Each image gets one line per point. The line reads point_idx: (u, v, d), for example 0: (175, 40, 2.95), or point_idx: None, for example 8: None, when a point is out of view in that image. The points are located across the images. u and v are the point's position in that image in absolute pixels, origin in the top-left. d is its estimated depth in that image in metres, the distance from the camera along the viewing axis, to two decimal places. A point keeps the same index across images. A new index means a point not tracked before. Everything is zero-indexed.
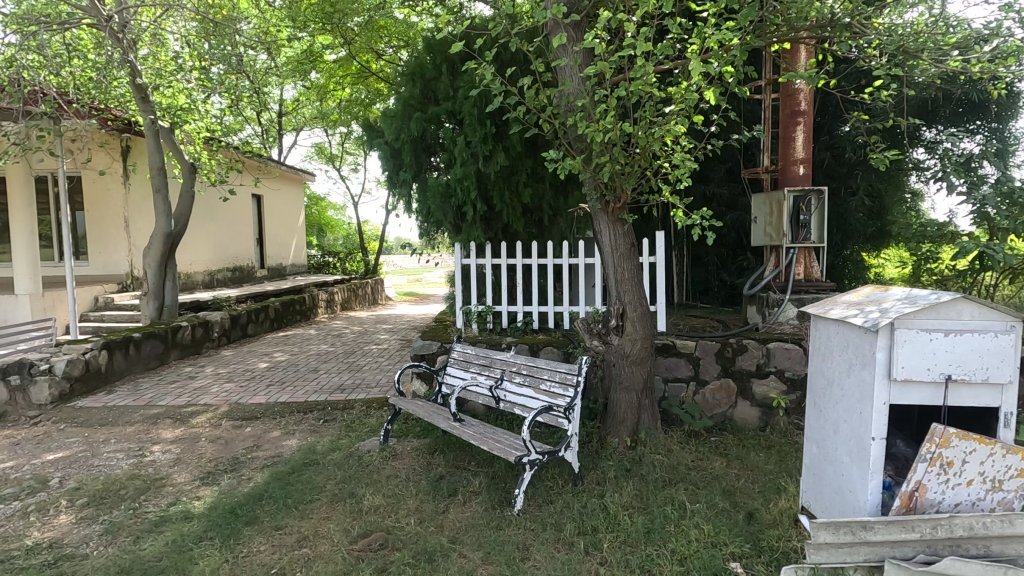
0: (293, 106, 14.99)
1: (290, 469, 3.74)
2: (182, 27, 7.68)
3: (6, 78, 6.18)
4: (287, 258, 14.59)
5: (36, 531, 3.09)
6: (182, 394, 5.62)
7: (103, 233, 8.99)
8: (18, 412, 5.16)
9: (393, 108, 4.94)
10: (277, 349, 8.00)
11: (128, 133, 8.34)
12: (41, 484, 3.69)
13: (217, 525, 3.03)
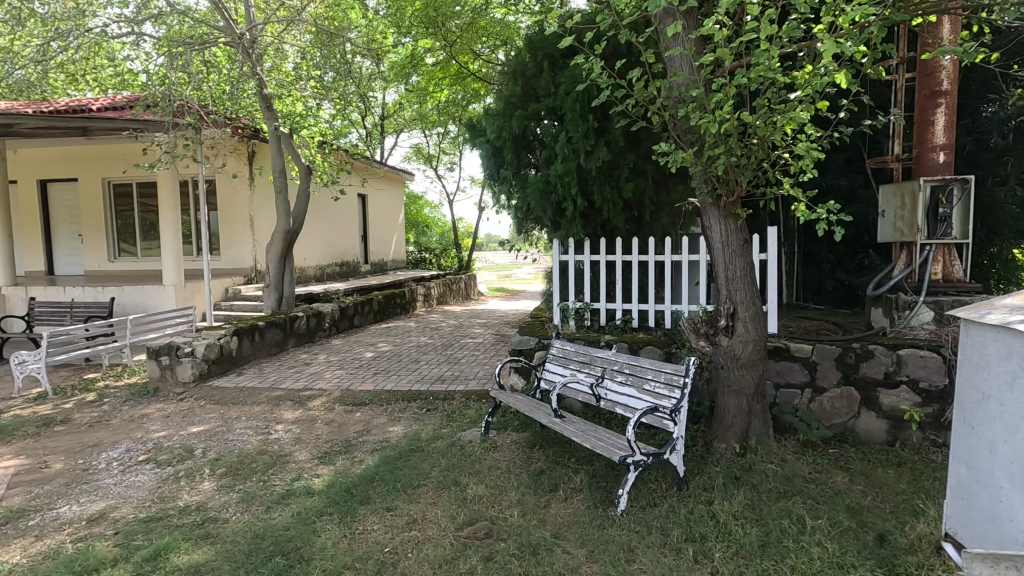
0: (394, 109, 15.71)
1: (397, 454, 3.94)
2: (299, 40, 8.31)
3: (161, 95, 7.04)
4: (388, 254, 15.38)
5: (186, 494, 3.50)
6: (299, 379, 6.11)
7: (233, 231, 9.98)
8: (168, 388, 5.87)
9: (495, 107, 5.03)
10: (380, 339, 8.47)
11: (255, 140, 9.22)
12: (188, 453, 4.17)
13: (336, 502, 3.26)
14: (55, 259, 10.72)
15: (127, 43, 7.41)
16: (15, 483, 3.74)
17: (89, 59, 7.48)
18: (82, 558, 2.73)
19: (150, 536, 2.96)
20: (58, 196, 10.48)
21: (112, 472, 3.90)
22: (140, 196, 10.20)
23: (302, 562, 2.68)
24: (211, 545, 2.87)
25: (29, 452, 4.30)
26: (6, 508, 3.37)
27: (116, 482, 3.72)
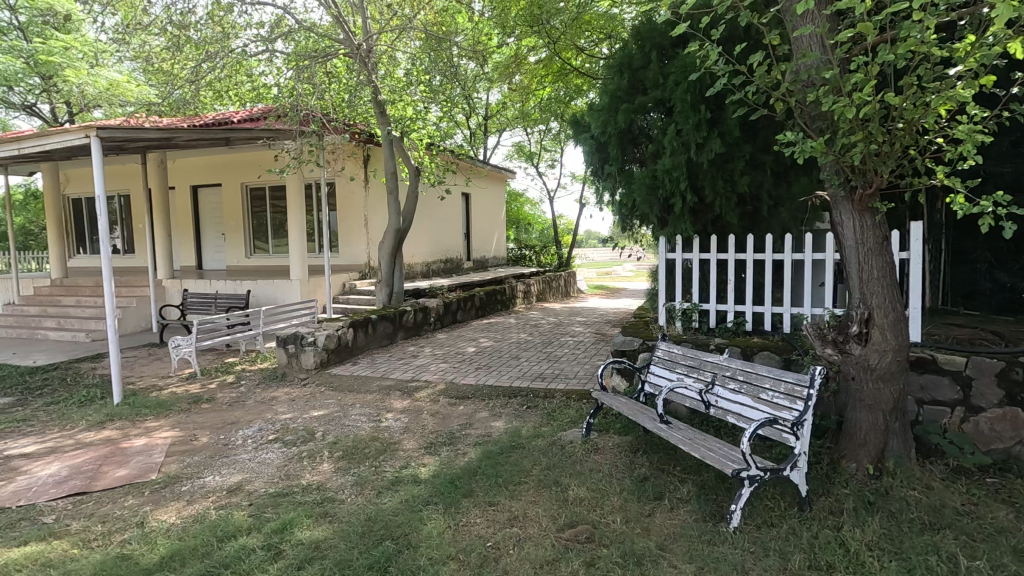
0: (497, 109, 16.00)
1: (499, 449, 3.99)
2: (410, 48, 8.71)
3: (290, 105, 7.71)
4: (489, 251, 15.73)
5: (309, 473, 3.79)
6: (407, 370, 6.43)
7: (350, 230, 10.71)
8: (294, 373, 6.42)
9: (600, 102, 4.92)
10: (482, 334, 8.67)
11: (370, 144, 9.81)
12: (310, 435, 4.53)
13: (441, 492, 3.36)
14: (203, 255, 12.12)
15: (262, 61, 8.18)
16: (172, 452, 4.28)
17: (232, 77, 8.35)
18: (223, 524, 3.06)
19: (279, 510, 3.24)
20: (206, 200, 11.87)
21: (247, 448, 4.33)
22: (272, 199, 11.27)
23: (410, 548, 2.79)
24: (330, 523, 3.09)
25: (182, 425, 4.90)
26: (165, 474, 3.85)
27: (250, 457, 4.12)
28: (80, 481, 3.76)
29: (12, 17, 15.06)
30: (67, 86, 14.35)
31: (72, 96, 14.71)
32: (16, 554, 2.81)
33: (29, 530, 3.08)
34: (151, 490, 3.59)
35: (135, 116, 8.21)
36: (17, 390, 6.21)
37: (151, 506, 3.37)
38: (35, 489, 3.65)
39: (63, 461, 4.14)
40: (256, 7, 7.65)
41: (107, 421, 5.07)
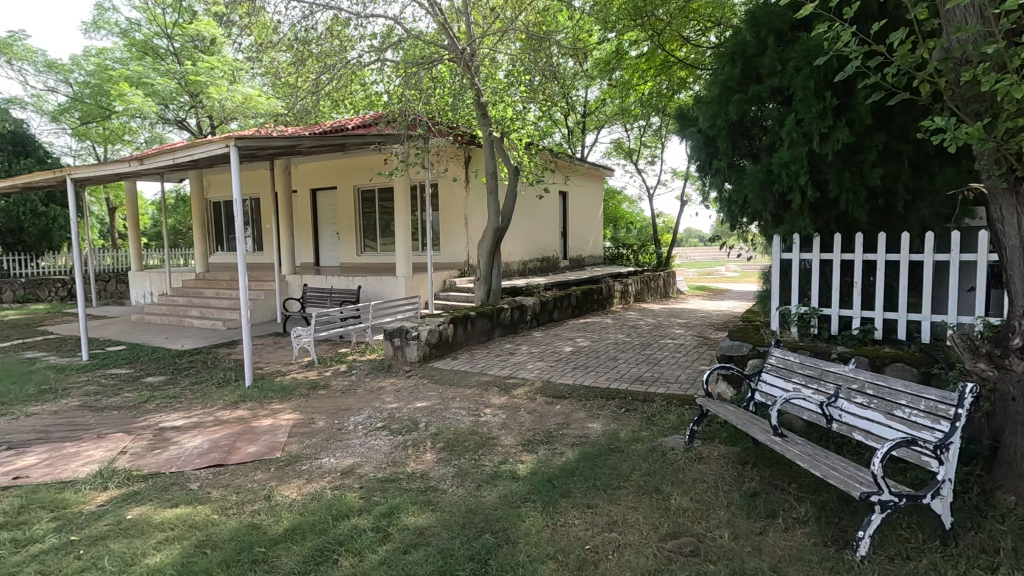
0: (596, 106, 15.80)
1: (597, 451, 3.93)
2: (510, 49, 8.83)
3: (400, 111, 8.16)
4: (586, 249, 15.58)
5: (413, 462, 3.97)
6: (505, 367, 6.54)
7: (451, 229, 11.10)
8: (399, 365, 6.76)
9: (708, 93, 4.68)
10: (578, 334, 8.61)
11: (472, 145, 10.09)
12: (414, 425, 4.74)
13: (539, 490, 3.37)
14: (320, 253, 13.14)
15: (374, 70, 8.67)
16: (293, 433, 4.67)
17: (347, 87, 8.95)
18: (338, 504, 3.29)
19: (386, 495, 3.42)
20: (323, 202, 12.85)
21: (358, 433, 4.62)
22: (381, 200, 11.96)
23: (509, 543, 2.82)
24: (433, 511, 3.20)
25: (302, 409, 5.34)
26: (287, 453, 4.21)
27: (361, 443, 4.39)
28: (218, 454, 4.22)
29: (168, 44, 17.21)
30: (210, 102, 16.16)
31: (213, 111, 16.55)
32: (169, 514, 3.21)
33: (179, 494, 3.50)
34: (276, 467, 3.94)
35: (265, 127, 9.06)
36: (170, 370, 7.11)
37: (276, 481, 3.70)
38: (183, 458, 4.14)
39: (204, 435, 4.67)
40: (369, 20, 8.13)
41: (240, 401, 5.65)
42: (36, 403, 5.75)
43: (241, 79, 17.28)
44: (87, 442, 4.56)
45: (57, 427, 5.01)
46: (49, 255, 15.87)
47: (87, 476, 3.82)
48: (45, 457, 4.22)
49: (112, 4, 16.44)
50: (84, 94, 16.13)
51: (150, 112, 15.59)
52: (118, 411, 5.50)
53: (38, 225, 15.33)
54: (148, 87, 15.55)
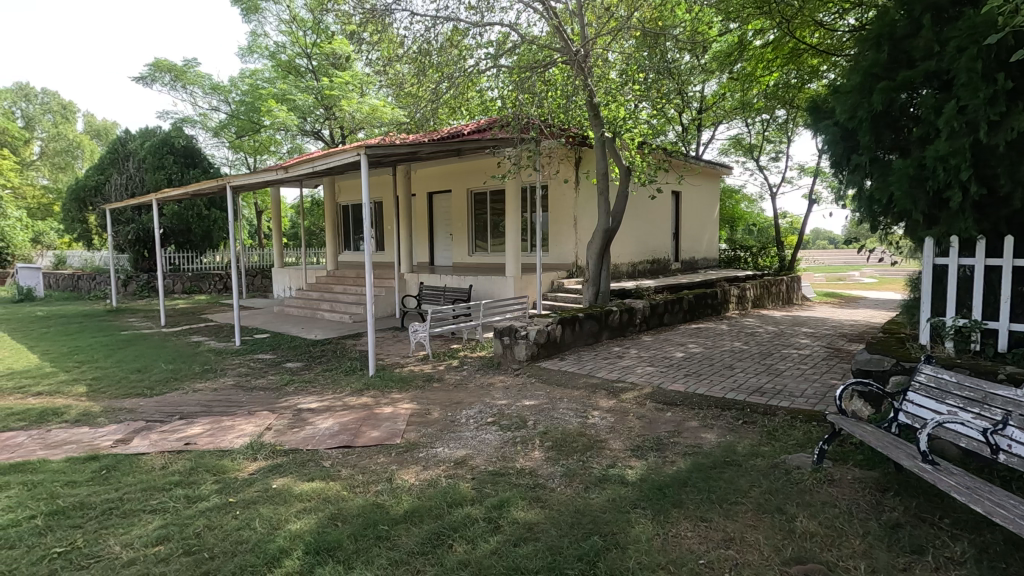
0: (714, 101, 15.02)
1: (712, 463, 3.76)
2: (624, 46, 8.55)
3: (513, 115, 8.37)
4: (699, 251, 14.89)
5: (522, 458, 4.06)
6: (613, 370, 6.45)
7: (560, 230, 11.15)
8: (507, 363, 6.93)
9: (848, 82, 4.27)
10: (690, 340, 8.26)
11: (584, 146, 10.06)
12: (523, 422, 4.84)
13: (649, 498, 3.30)
14: (435, 253, 13.82)
15: (490, 76, 8.96)
16: (411, 422, 4.97)
17: (464, 94, 9.32)
18: (452, 492, 3.45)
19: (496, 488, 3.54)
20: (439, 204, 13.51)
21: (470, 427, 4.81)
22: (492, 202, 12.32)
23: (617, 546, 2.80)
24: (542, 508, 3.26)
25: (418, 400, 5.67)
26: (405, 440, 4.50)
27: (472, 436, 4.57)
28: (346, 436, 4.61)
29: (307, 63, 19.01)
30: (341, 114, 17.66)
31: (344, 122, 18.06)
32: (307, 487, 3.57)
33: (314, 470, 3.88)
34: (397, 452, 4.23)
35: (389, 135, 9.70)
36: (306, 357, 7.88)
37: (396, 465, 3.97)
38: (318, 438, 4.58)
39: (334, 418, 5.12)
40: (487, 28, 8.42)
41: (365, 389, 6.13)
42: (201, 381, 6.66)
43: (368, 91, 18.69)
44: (240, 417, 5.19)
45: (217, 403, 5.76)
46: (211, 252, 18.28)
47: (240, 447, 4.36)
48: (208, 428, 4.89)
49: (264, 31, 18.62)
50: (239, 111, 18.36)
51: (292, 125, 17.40)
52: (264, 391, 6.21)
53: (203, 227, 17.68)
54: (291, 102, 17.37)
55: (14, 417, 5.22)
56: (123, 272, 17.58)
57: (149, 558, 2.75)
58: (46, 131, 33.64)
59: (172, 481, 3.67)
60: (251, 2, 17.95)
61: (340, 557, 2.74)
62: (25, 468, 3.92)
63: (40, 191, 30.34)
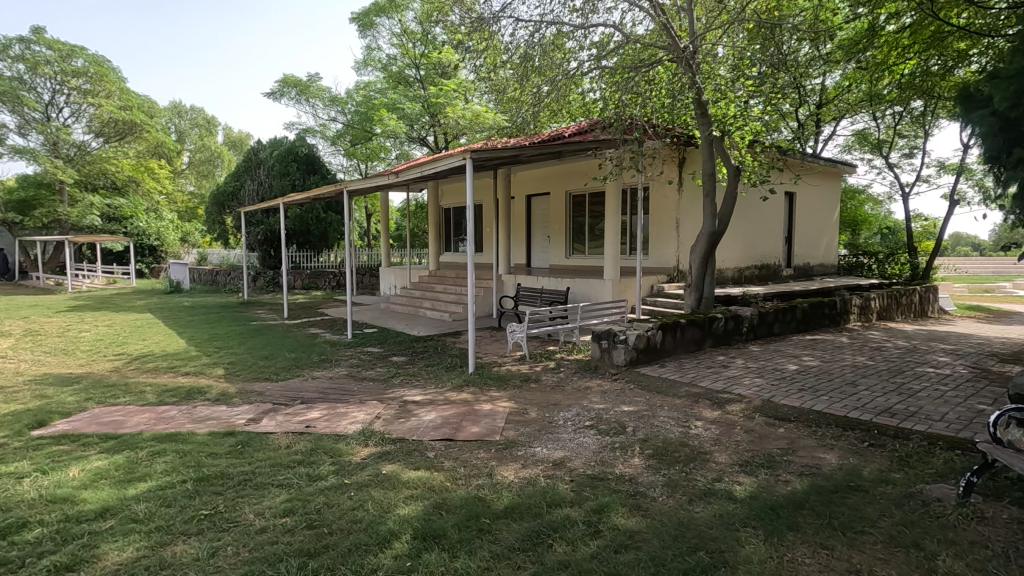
0: (836, 93, 13.83)
1: (833, 487, 3.46)
2: (731, 38, 8.12)
3: (616, 116, 8.24)
4: (816, 257, 13.78)
5: (622, 464, 3.98)
6: (718, 380, 6.13)
7: (662, 233, 10.79)
8: (605, 368, 6.82)
9: (1011, 66, 3.77)
10: (805, 352, 7.64)
11: (689, 144, 9.72)
12: (622, 428, 4.74)
13: (760, 518, 3.10)
14: (532, 255, 13.96)
15: (592, 78, 8.91)
16: (509, 420, 5.06)
17: (566, 97, 9.34)
18: (550, 492, 3.46)
19: (596, 492, 3.50)
20: (537, 207, 13.64)
21: (568, 429, 4.80)
22: (591, 204, 12.22)
23: (726, 564, 2.66)
24: (643, 516, 3.17)
25: (517, 399, 5.76)
26: (504, 438, 4.58)
27: (570, 438, 4.55)
28: (448, 429, 4.78)
29: (416, 73, 19.96)
30: (446, 120, 18.37)
31: (448, 129, 18.78)
32: (413, 475, 3.75)
33: (420, 460, 4.06)
34: (496, 448, 4.32)
35: (493, 140, 9.98)
36: (410, 352, 8.30)
37: (496, 461, 4.05)
38: (422, 429, 4.80)
39: (437, 411, 5.34)
40: (592, 30, 8.39)
41: (465, 385, 6.34)
42: (318, 370, 7.24)
43: (471, 98, 19.29)
44: (353, 405, 5.57)
45: (332, 390, 6.23)
46: (327, 252, 19.85)
47: (353, 432, 4.68)
48: (325, 413, 5.30)
49: (378, 45, 19.89)
50: (354, 120, 19.73)
51: (400, 132, 18.41)
52: (373, 382, 6.62)
53: (320, 228, 19.28)
54: (400, 111, 18.36)
55: (168, 393, 5.99)
56: (253, 269, 19.61)
57: (278, 527, 3.03)
58: (194, 143, 38.42)
59: (295, 460, 4.02)
60: (367, 19, 19.30)
61: (445, 545, 2.85)
62: (177, 438, 4.48)
63: (189, 196, 34.54)
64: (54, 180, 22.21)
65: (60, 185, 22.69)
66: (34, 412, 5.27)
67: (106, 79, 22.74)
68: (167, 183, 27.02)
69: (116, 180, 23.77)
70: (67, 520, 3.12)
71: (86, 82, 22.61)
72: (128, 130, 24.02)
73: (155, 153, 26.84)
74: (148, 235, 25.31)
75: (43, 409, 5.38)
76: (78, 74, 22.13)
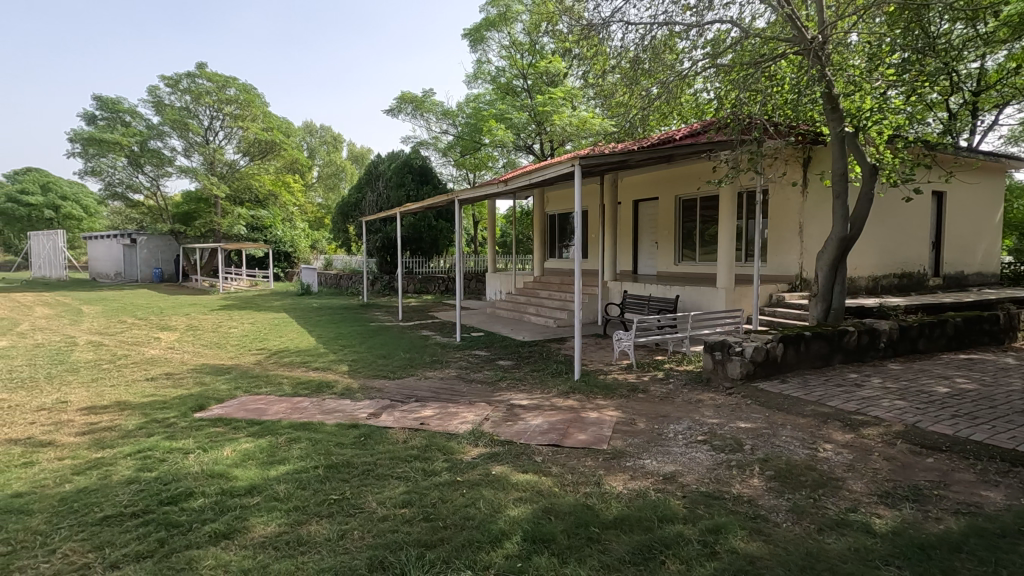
0: (998, 77, 12.06)
1: (999, 530, 3.00)
2: (869, 23, 7.40)
3: (733, 116, 7.79)
4: (971, 264, 12.07)
5: (740, 484, 3.75)
6: (849, 400, 5.57)
7: (782, 238, 10.05)
8: (719, 381, 6.47)
9: None
10: (959, 373, 6.70)
11: (817, 142, 8.98)
12: (739, 445, 4.47)
13: (905, 557, 2.77)
14: (639, 262, 13.62)
15: (706, 77, 8.55)
16: (617, 429, 4.97)
17: (677, 99, 9.04)
18: (661, 507, 3.35)
19: (710, 511, 3.33)
20: (645, 212, 13.30)
21: (679, 442, 4.62)
22: (703, 209, 11.69)
23: None
24: (765, 542, 2.97)
25: (624, 409, 5.65)
26: (612, 447, 4.51)
27: (681, 452, 4.38)
28: (555, 435, 4.81)
29: (523, 83, 20.34)
30: (552, 128, 18.55)
31: (554, 136, 18.96)
32: (522, 478, 3.81)
33: (528, 463, 4.13)
34: (604, 457, 4.27)
35: (599, 145, 9.87)
36: (516, 357, 8.46)
37: (604, 470, 4.00)
38: (530, 433, 4.86)
39: (543, 416, 5.39)
40: (706, 28, 8.05)
41: (571, 392, 6.33)
42: (430, 370, 7.62)
43: (577, 104, 19.32)
44: (463, 406, 5.79)
45: (444, 390, 6.52)
46: (437, 258, 20.85)
47: (464, 432, 4.86)
48: (438, 412, 5.56)
49: (487, 58, 20.56)
50: (464, 132, 20.57)
51: (508, 142, 18.87)
52: (481, 385, 6.82)
53: (432, 236, 20.31)
54: (508, 121, 18.85)
55: (301, 386, 6.62)
56: (371, 274, 21.11)
57: (397, 517, 3.22)
58: (323, 159, 42.16)
59: (411, 454, 4.26)
60: (478, 34, 20.02)
61: (554, 550, 2.86)
62: (310, 427, 4.93)
63: (317, 206, 37.94)
64: (210, 195, 25.57)
65: (215, 200, 26.11)
66: (195, 396, 6.08)
67: (252, 104, 25.68)
68: (300, 195, 29.88)
69: (259, 194, 26.73)
70: (223, 493, 3.56)
71: (237, 108, 25.62)
72: (270, 149, 26.93)
73: (291, 169, 29.80)
74: (284, 242, 28.37)
75: (203, 395, 6.19)
76: (231, 102, 25.23)
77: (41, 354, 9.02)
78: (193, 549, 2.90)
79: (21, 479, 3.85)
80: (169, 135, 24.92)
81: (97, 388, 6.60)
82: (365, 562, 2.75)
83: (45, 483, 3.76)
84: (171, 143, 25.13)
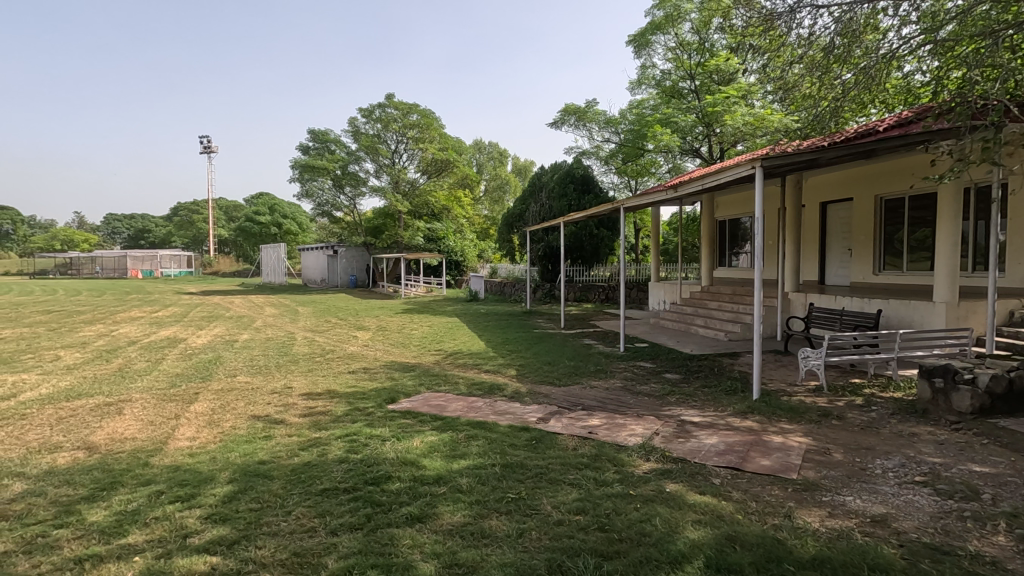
0: None
1: None
2: None
3: (959, 98, 6.44)
4: None
5: (978, 540, 3.10)
6: None
7: None
8: (939, 413, 5.45)
9: None
10: None
11: None
12: (974, 494, 3.70)
13: None
14: (827, 271, 12.13)
15: (920, 56, 7.35)
16: (808, 458, 4.45)
17: (880, 85, 7.92)
18: (872, 553, 2.92)
19: (938, 567, 2.80)
20: (836, 215, 11.82)
21: (890, 481, 3.98)
22: (914, 210, 10.01)
23: None
24: None
25: (815, 436, 5.04)
26: (803, 478, 4.05)
27: (894, 493, 3.76)
28: (735, 457, 4.47)
29: (690, 84, 19.50)
30: (722, 128, 17.44)
31: (724, 137, 17.83)
32: (699, 499, 3.61)
33: (705, 484, 3.89)
34: (795, 488, 3.85)
35: (782, 143, 9.04)
36: (684, 370, 8.07)
37: (795, 503, 3.61)
38: (705, 453, 4.59)
39: (719, 436, 5.05)
40: None
41: (750, 412, 5.85)
42: (595, 379, 7.60)
43: (752, 101, 17.94)
44: (631, 418, 5.68)
45: (610, 401, 6.46)
46: (598, 267, 20.85)
47: (634, 445, 4.75)
48: (606, 422, 5.52)
49: (652, 62, 20.06)
50: (627, 139, 20.35)
51: (674, 146, 18.21)
52: (648, 397, 6.63)
53: (593, 243, 20.39)
54: (674, 125, 18.18)
55: (475, 387, 7.07)
56: (534, 282, 21.84)
57: (572, 523, 3.26)
58: (490, 174, 44.95)
59: (582, 462, 4.28)
60: (644, 38, 19.61)
61: None
62: (485, 427, 5.24)
63: (484, 217, 40.42)
64: (395, 211, 28.68)
65: (399, 215, 29.24)
66: (387, 390, 6.84)
67: (431, 127, 28.35)
68: (470, 208, 32.10)
69: (435, 208, 29.33)
70: (415, 479, 3.94)
71: (418, 132, 28.53)
72: (444, 166, 29.43)
73: (462, 184, 32.20)
74: (455, 251, 29.62)
75: (393, 389, 6.94)
76: (413, 126, 28.13)
77: (272, 346, 10.92)
78: (393, 527, 3.24)
79: (263, 449, 4.68)
80: (364, 159, 28.59)
81: (313, 377, 7.79)
82: (544, 563, 2.82)
83: (280, 454, 4.53)
84: (365, 166, 28.81)
